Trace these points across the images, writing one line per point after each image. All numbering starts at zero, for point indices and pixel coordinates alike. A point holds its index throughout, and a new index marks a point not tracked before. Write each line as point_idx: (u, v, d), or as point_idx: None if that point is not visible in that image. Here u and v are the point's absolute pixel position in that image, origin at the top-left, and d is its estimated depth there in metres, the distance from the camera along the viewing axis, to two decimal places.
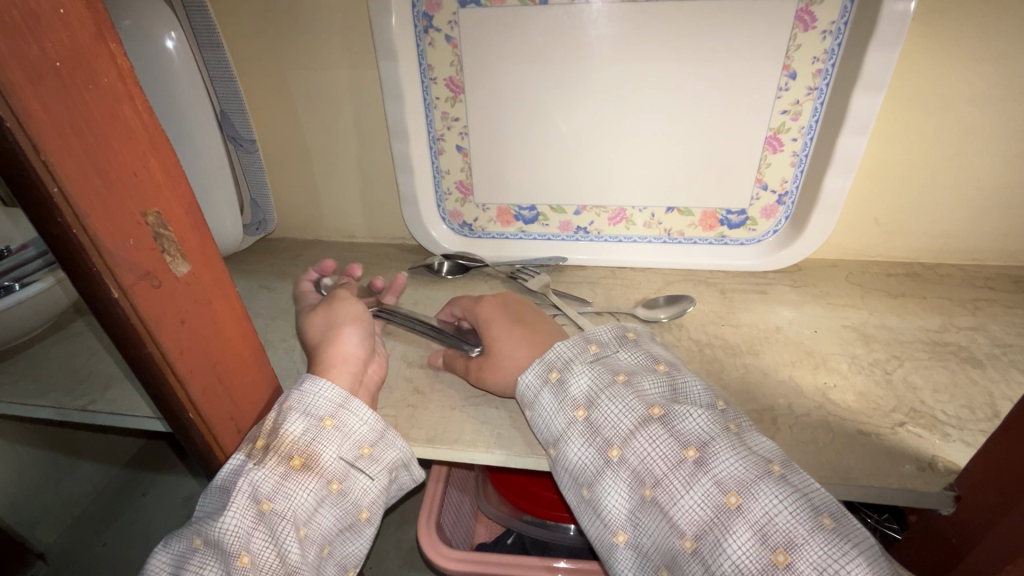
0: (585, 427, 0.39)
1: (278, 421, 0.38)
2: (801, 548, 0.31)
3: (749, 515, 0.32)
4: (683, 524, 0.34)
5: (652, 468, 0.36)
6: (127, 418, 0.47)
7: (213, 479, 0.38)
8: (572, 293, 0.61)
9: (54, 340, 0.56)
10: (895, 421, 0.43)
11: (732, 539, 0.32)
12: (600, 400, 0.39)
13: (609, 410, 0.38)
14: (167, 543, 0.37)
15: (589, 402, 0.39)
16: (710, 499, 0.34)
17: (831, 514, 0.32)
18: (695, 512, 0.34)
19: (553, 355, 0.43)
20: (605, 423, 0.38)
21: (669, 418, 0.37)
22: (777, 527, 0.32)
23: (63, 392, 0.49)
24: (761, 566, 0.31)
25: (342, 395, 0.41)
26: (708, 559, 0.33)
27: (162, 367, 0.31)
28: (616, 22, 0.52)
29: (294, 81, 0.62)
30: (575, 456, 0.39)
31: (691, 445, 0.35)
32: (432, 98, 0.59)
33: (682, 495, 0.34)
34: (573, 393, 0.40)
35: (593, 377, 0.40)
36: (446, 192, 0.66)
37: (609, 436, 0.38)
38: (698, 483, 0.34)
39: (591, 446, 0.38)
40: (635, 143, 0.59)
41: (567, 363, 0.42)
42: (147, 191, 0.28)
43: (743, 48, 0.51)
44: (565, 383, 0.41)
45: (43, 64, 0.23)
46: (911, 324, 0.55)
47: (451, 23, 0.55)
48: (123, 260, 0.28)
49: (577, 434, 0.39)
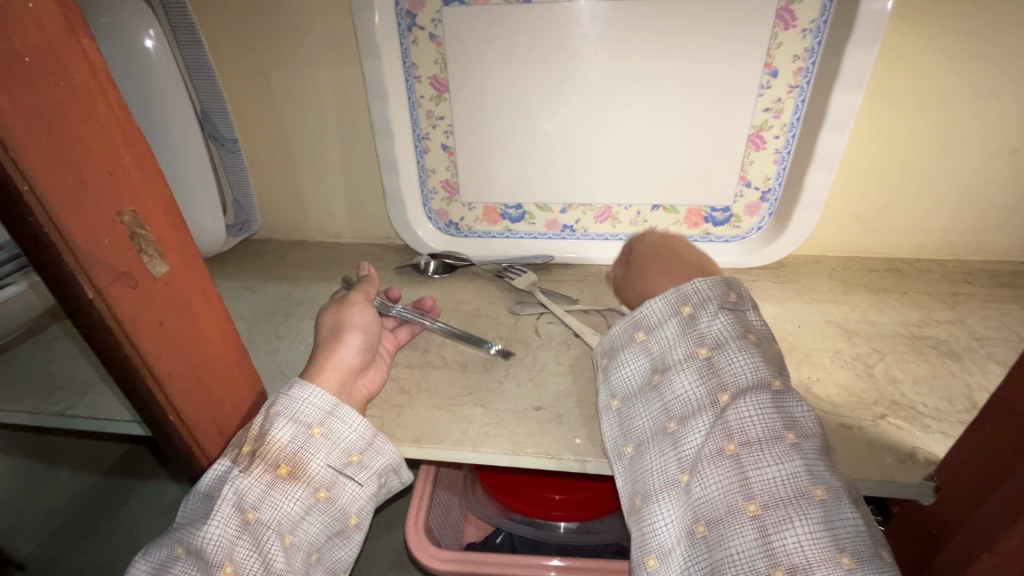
0: (703, 364, 0.37)
1: (268, 424, 0.38)
2: (866, 563, 0.29)
3: (827, 512, 0.30)
4: (757, 488, 0.31)
5: (749, 429, 0.33)
6: (106, 423, 0.46)
7: (195, 485, 0.37)
8: (559, 291, 0.61)
9: (29, 345, 0.54)
10: (876, 414, 0.44)
11: (803, 523, 0.30)
12: (728, 346, 0.37)
13: (734, 358, 0.36)
14: (147, 551, 0.36)
15: (715, 344, 0.37)
16: (795, 481, 0.31)
17: (887, 548, 0.31)
18: (775, 483, 0.31)
19: (691, 289, 0.41)
20: (726, 368, 0.36)
21: (785, 395, 0.35)
22: (847, 535, 0.30)
23: (39, 397, 0.48)
24: (821, 559, 0.29)
25: (331, 401, 0.40)
26: (767, 530, 0.30)
27: (140, 369, 0.31)
28: (600, 20, 0.52)
29: (276, 79, 0.61)
30: (680, 386, 0.37)
31: (796, 427, 0.33)
32: (417, 97, 0.59)
33: (771, 462, 0.31)
34: (702, 331, 0.38)
35: (726, 325, 0.38)
36: (432, 191, 0.66)
37: (725, 379, 0.35)
38: (790, 462, 0.31)
39: (701, 383, 0.36)
40: (621, 141, 0.59)
41: (703, 302, 0.40)
42: (123, 190, 0.28)
43: (726, 47, 0.52)
44: (697, 319, 0.39)
45: (11, 60, 0.22)
46: (892, 319, 0.55)
47: (435, 21, 0.54)
48: (98, 260, 0.27)
49: (692, 368, 0.37)
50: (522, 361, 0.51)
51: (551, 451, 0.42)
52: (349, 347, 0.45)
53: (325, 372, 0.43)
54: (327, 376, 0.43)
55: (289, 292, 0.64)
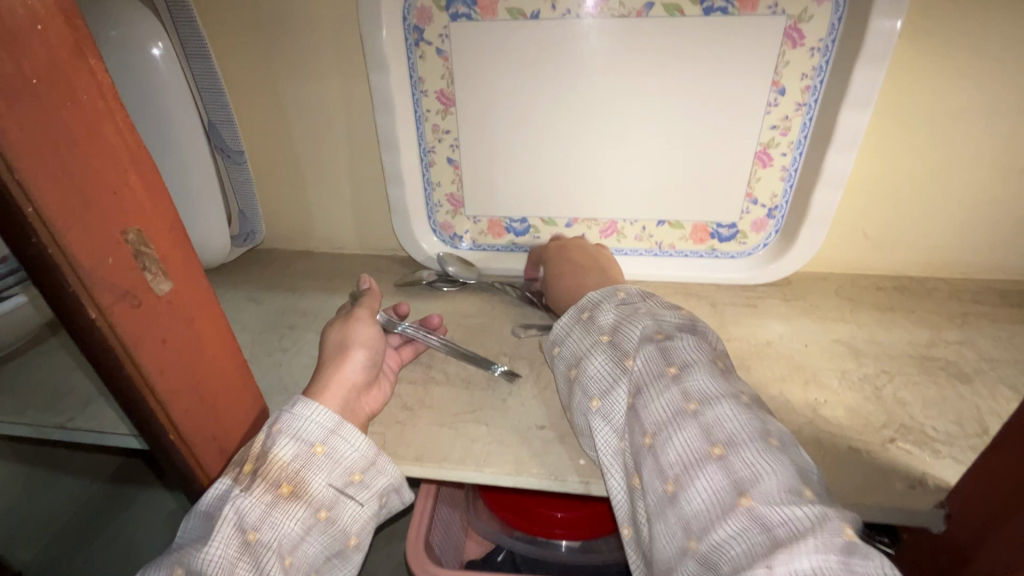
0: (603, 347, 0.43)
1: (266, 445, 0.37)
2: (738, 446, 0.32)
3: (701, 419, 0.34)
4: (647, 422, 0.36)
5: (637, 379, 0.38)
6: (106, 436, 0.46)
7: (195, 504, 0.37)
8: None
9: (34, 354, 0.54)
10: (885, 438, 0.43)
11: (682, 434, 0.34)
12: (621, 325, 0.43)
13: (623, 332, 0.42)
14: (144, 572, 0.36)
15: (613, 330, 0.43)
16: (674, 404, 0.35)
17: (781, 440, 0.33)
18: (659, 412, 0.36)
19: (586, 300, 0.47)
20: (624, 342, 0.41)
21: (670, 342, 0.40)
22: (721, 428, 0.33)
23: (41, 409, 0.48)
24: (697, 457, 0.33)
25: (333, 420, 0.40)
26: (659, 453, 0.34)
27: (141, 388, 0.30)
28: (606, 35, 0.52)
29: (283, 91, 0.61)
30: (595, 370, 0.41)
31: (677, 363, 0.38)
32: (423, 111, 0.59)
33: (653, 398, 0.37)
34: (601, 324, 0.44)
35: (619, 313, 0.44)
36: (436, 204, 0.66)
37: (619, 347, 0.41)
38: (669, 392, 0.36)
39: (609, 360, 0.41)
40: (625, 155, 0.59)
41: (597, 305, 0.46)
42: (128, 210, 0.27)
43: (733, 62, 0.52)
44: (594, 318, 0.45)
45: (21, 83, 0.22)
46: (900, 338, 0.55)
47: (442, 37, 0.55)
48: (102, 280, 0.27)
49: (597, 353, 0.42)
50: (526, 378, 0.50)
51: (555, 472, 0.42)
52: (354, 364, 0.45)
53: (331, 390, 0.43)
54: (333, 393, 0.42)
55: (292, 304, 0.64)
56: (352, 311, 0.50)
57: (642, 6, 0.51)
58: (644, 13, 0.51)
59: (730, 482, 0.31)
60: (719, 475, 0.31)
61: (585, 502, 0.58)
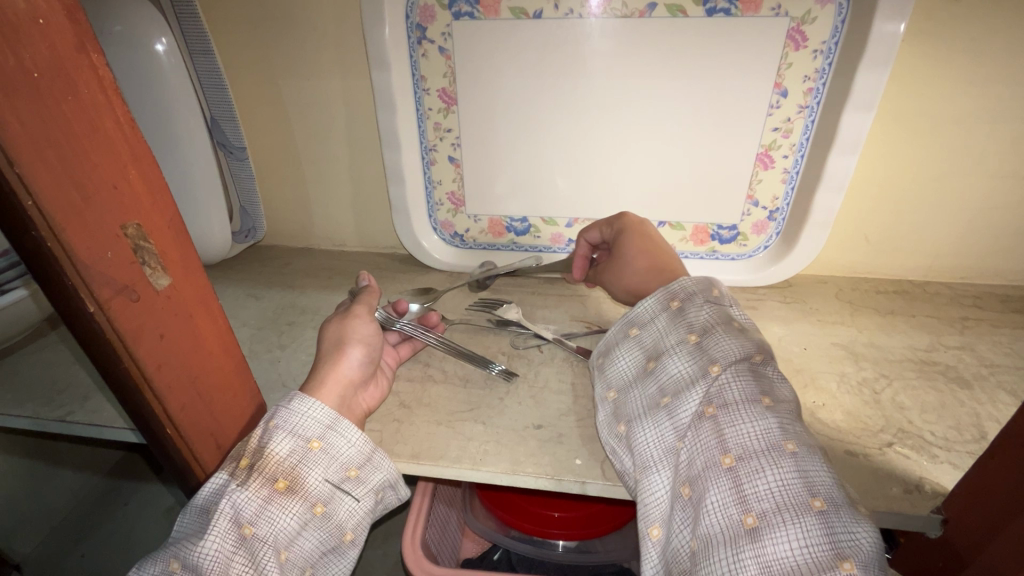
0: (691, 347, 0.40)
1: (264, 440, 0.37)
2: (839, 508, 0.30)
3: (799, 462, 0.32)
4: (731, 443, 0.33)
5: (726, 393, 0.36)
6: (104, 429, 0.46)
7: (192, 498, 0.37)
8: (563, 308, 0.61)
9: (35, 348, 0.55)
10: (883, 442, 0.43)
11: (775, 471, 0.32)
12: (714, 330, 0.40)
13: (719, 339, 0.39)
14: (141, 566, 0.36)
15: (703, 330, 0.40)
16: (769, 436, 0.33)
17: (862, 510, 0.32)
18: (750, 438, 0.33)
19: (678, 286, 0.44)
20: (711, 348, 0.39)
21: (764, 368, 0.37)
22: (820, 482, 0.31)
23: (41, 402, 0.48)
24: (794, 502, 0.30)
25: (330, 416, 0.40)
26: (741, 479, 0.32)
27: (139, 382, 0.31)
28: (609, 35, 0.52)
29: (287, 88, 0.61)
30: (672, 368, 0.40)
31: (772, 394, 0.36)
32: (425, 109, 0.59)
33: (745, 422, 0.34)
34: (690, 320, 0.41)
35: (712, 314, 0.41)
36: (437, 203, 0.66)
37: (714, 356, 0.38)
38: (765, 420, 0.34)
39: (692, 363, 0.39)
40: (628, 155, 0.59)
41: (691, 295, 0.43)
42: (127, 204, 0.28)
43: (736, 64, 0.52)
44: (685, 310, 0.42)
45: (21, 77, 0.22)
46: (900, 343, 0.55)
47: (444, 35, 0.55)
48: (100, 275, 0.27)
49: (681, 351, 0.40)
50: (524, 378, 0.50)
51: (551, 471, 0.42)
52: (351, 363, 0.45)
53: (329, 388, 0.43)
54: (330, 391, 0.42)
55: (292, 300, 0.64)
56: (351, 308, 0.50)
57: (645, 6, 0.51)
58: (647, 14, 0.51)
59: (827, 542, 0.29)
60: (816, 529, 0.29)
61: (582, 504, 0.58)
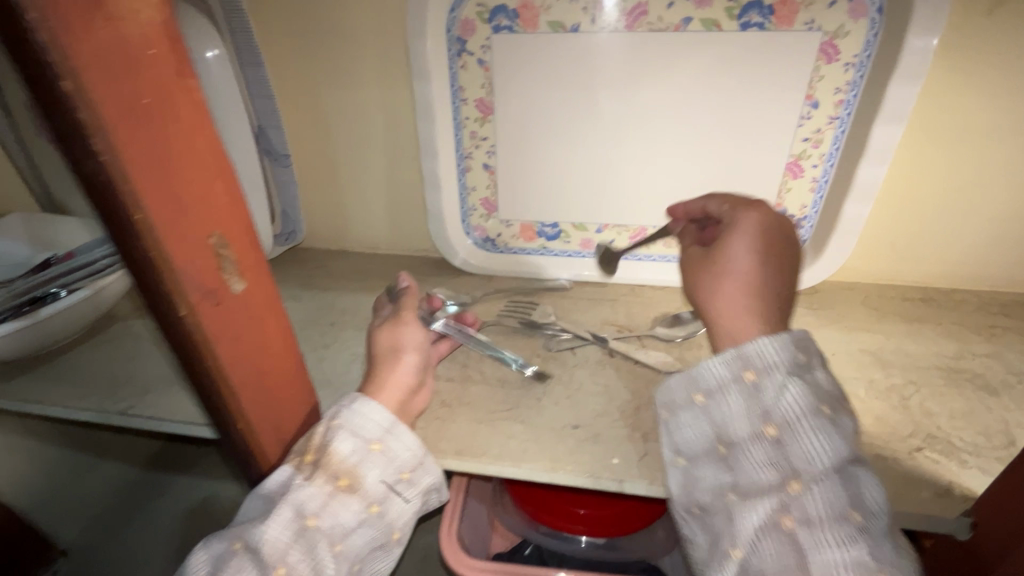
0: (771, 445, 0.36)
1: (330, 440, 0.40)
2: None
3: None
4: (816, 566, 0.33)
5: (811, 511, 0.34)
6: (164, 422, 0.49)
7: (257, 485, 0.39)
8: (593, 312, 0.62)
9: (96, 342, 0.57)
10: (912, 447, 0.44)
11: None
12: (799, 426, 0.35)
13: (805, 440, 0.35)
14: (207, 542, 0.38)
15: (785, 422, 0.36)
16: (858, 564, 0.32)
17: None
18: (837, 564, 0.33)
19: (754, 353, 0.38)
20: (797, 450, 0.35)
21: (852, 470, 0.35)
22: None
23: (104, 395, 0.51)
24: None
25: (388, 420, 0.42)
26: None
27: (217, 378, 0.33)
28: (644, 48, 0.54)
29: (329, 96, 0.64)
30: (749, 463, 0.36)
31: (862, 507, 0.34)
32: (462, 118, 0.61)
33: (832, 546, 0.33)
34: (769, 405, 0.37)
35: (799, 399, 0.36)
36: (470, 208, 0.67)
37: (798, 464, 0.35)
38: (853, 545, 0.33)
39: (772, 465, 0.35)
40: (660, 164, 0.60)
41: (771, 368, 0.37)
42: (213, 215, 0.30)
43: (768, 76, 0.53)
44: (762, 389, 0.37)
45: (134, 102, 0.25)
46: (927, 350, 0.56)
47: (484, 48, 0.56)
48: (190, 280, 0.29)
49: (759, 447, 0.36)
50: (559, 380, 0.52)
51: (589, 470, 0.43)
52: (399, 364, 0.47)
53: (380, 388, 0.45)
54: (382, 391, 0.45)
55: (331, 301, 0.67)
56: (397, 312, 0.52)
57: (680, 20, 0.52)
58: (682, 28, 0.52)
59: None
60: None
61: (615, 501, 0.60)
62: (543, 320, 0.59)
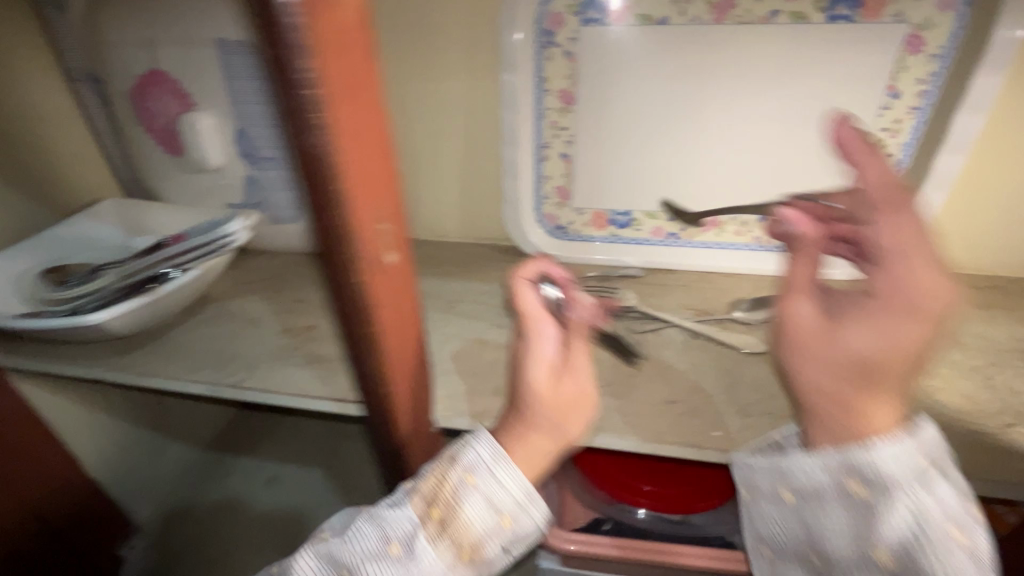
0: (876, 565, 0.34)
1: (453, 499, 0.35)
2: None
3: None
4: None
5: None
6: (275, 394, 0.52)
7: (374, 515, 0.36)
8: (670, 297, 0.64)
9: (195, 323, 0.60)
10: (1004, 423, 0.46)
11: None
12: (912, 558, 0.33)
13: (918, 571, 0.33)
14: (311, 550, 0.37)
15: (894, 549, 0.33)
16: None
17: None
18: None
19: (862, 469, 0.34)
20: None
21: None
22: None
23: (215, 368, 0.54)
24: None
25: (526, 492, 0.35)
26: None
27: (374, 342, 0.35)
28: (731, 40, 0.56)
29: (413, 87, 0.66)
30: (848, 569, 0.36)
31: None
32: (544, 108, 0.63)
33: None
34: (875, 528, 0.34)
35: (912, 528, 0.33)
36: (545, 196, 0.69)
37: None
38: None
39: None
40: (737, 153, 0.62)
41: (882, 489, 0.33)
42: (387, 189, 0.32)
43: (852, 66, 0.55)
44: (870, 508, 0.34)
45: (346, 81, 0.27)
46: (1004, 334, 0.57)
47: (571, 40, 0.59)
48: (368, 249, 0.32)
49: (861, 561, 0.35)
50: (648, 359, 0.54)
51: (692, 440, 0.46)
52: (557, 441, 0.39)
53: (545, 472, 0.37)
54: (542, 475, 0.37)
55: None
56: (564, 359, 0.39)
57: (768, 13, 0.54)
58: (769, 20, 0.54)
59: None
60: None
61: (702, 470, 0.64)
62: (624, 304, 0.61)
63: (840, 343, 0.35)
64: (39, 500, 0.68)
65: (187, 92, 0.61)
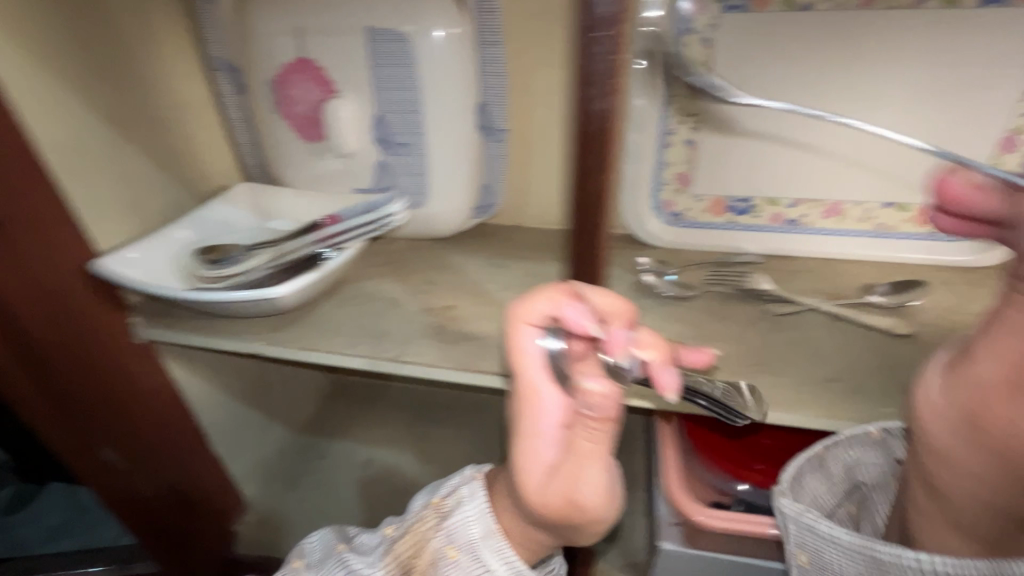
0: None
1: (440, 566, 0.50)
2: None
3: None
4: None
5: None
6: (436, 368, 0.54)
7: (389, 524, 0.60)
8: (798, 282, 0.65)
9: (342, 303, 0.63)
10: None
11: None
12: None
13: None
14: (350, 531, 0.63)
15: None
16: None
17: None
18: None
19: None
20: None
21: None
22: None
23: (373, 343, 0.57)
24: None
25: (473, 535, 0.50)
26: None
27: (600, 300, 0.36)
28: (876, 25, 0.56)
29: (540, 77, 0.67)
30: None
31: None
32: (673, 95, 0.64)
33: None
34: None
35: None
36: (664, 182, 0.70)
37: None
38: None
39: None
40: (870, 139, 0.62)
41: None
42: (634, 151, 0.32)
43: (1000, 51, 0.55)
44: None
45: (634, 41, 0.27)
46: None
47: (710, 27, 0.60)
48: None
49: None
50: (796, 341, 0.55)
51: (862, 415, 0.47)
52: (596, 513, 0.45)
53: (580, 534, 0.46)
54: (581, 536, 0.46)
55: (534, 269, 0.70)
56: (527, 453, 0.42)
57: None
58: (919, 4, 0.55)
59: None
60: None
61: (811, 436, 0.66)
62: (756, 288, 0.61)
63: (1016, 412, 0.33)
64: (175, 474, 0.70)
65: (332, 80, 0.64)
